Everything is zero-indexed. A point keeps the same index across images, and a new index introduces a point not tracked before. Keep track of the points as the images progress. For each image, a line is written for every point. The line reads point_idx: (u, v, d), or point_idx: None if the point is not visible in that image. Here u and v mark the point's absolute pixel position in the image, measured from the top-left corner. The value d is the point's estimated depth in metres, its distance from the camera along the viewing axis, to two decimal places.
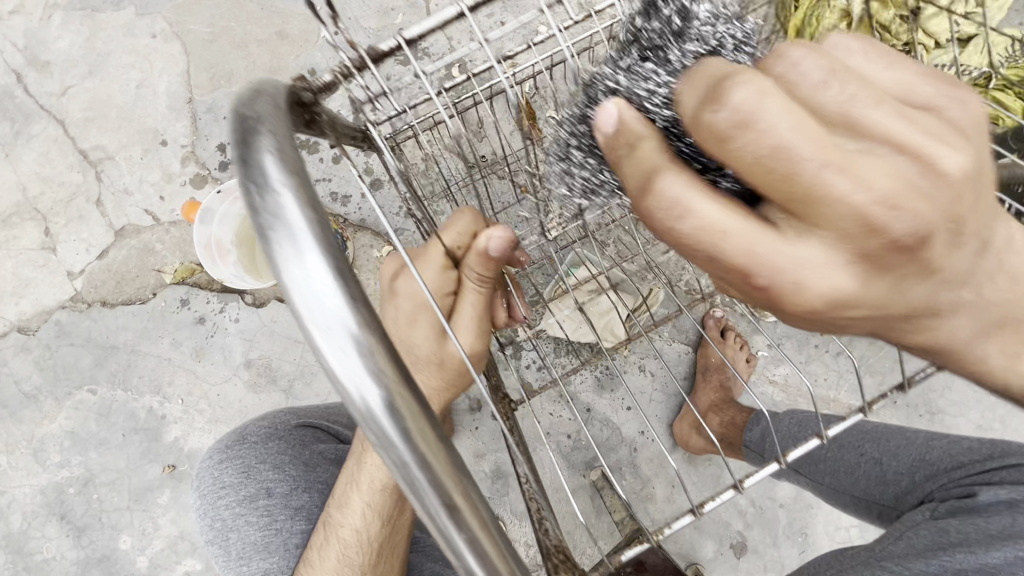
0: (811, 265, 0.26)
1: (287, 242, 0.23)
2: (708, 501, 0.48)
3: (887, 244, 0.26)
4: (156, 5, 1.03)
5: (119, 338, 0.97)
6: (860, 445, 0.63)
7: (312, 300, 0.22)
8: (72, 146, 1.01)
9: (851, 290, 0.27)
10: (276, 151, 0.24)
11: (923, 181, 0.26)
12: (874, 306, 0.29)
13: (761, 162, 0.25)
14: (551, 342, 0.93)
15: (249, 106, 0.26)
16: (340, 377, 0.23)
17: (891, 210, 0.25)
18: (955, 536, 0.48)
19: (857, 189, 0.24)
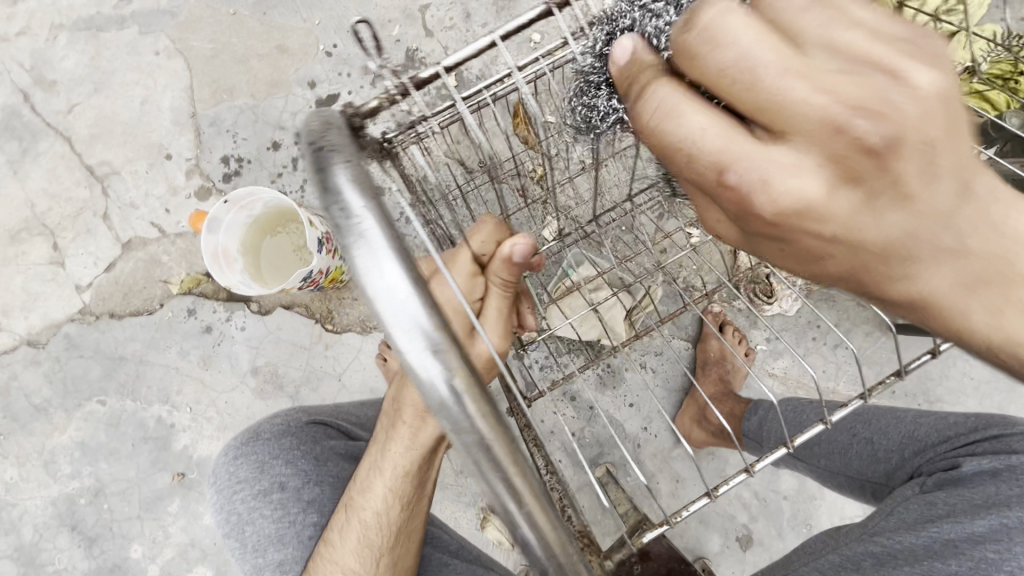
0: (777, 166, 0.27)
1: (368, 254, 0.27)
2: (723, 485, 0.51)
3: (854, 147, 0.27)
4: (158, 24, 1.06)
5: (128, 349, 0.99)
6: (852, 425, 0.64)
7: (388, 299, 0.26)
8: (79, 162, 1.03)
9: (817, 193, 0.27)
10: (355, 178, 0.28)
11: (897, 94, 0.27)
12: (840, 226, 0.28)
13: (731, 63, 0.27)
14: (554, 341, 0.95)
15: (324, 139, 0.31)
16: (414, 365, 0.26)
17: (851, 108, 0.26)
18: (942, 508, 0.51)
19: (818, 96, 0.26)
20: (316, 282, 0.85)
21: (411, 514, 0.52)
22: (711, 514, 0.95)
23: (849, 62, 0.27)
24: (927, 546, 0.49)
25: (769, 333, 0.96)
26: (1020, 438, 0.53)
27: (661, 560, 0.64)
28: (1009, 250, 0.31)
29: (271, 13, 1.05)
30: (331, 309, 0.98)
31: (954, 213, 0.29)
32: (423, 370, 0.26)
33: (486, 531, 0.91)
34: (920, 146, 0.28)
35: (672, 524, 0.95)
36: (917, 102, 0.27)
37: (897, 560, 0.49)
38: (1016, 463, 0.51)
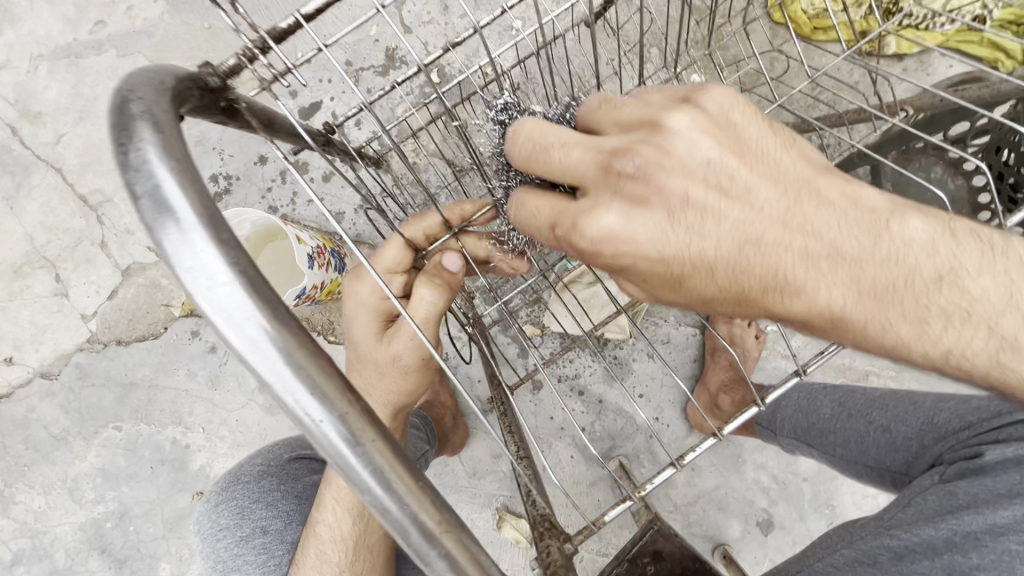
0: (592, 216, 0.38)
1: (176, 233, 0.24)
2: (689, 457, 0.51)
3: (631, 185, 0.38)
4: (135, 44, 1.05)
5: (137, 374, 1.00)
6: (867, 412, 0.63)
7: (193, 265, 0.24)
8: (72, 193, 1.03)
9: (623, 226, 0.38)
10: (158, 143, 0.26)
11: (663, 143, 0.39)
12: (655, 245, 0.38)
13: (537, 147, 0.40)
14: (556, 337, 0.96)
15: (129, 88, 0.28)
16: (235, 344, 0.25)
17: (621, 163, 0.38)
18: (963, 499, 0.49)
19: (589, 157, 0.39)
20: (312, 297, 0.84)
21: (365, 526, 0.54)
22: (729, 500, 0.93)
23: (620, 105, 0.41)
24: (947, 538, 0.47)
25: None
26: None
27: (674, 559, 0.63)
28: (875, 234, 0.37)
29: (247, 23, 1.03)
30: (332, 321, 0.98)
31: (779, 216, 0.37)
32: (243, 344, 0.25)
33: (505, 524, 0.93)
34: (704, 178, 0.38)
35: (689, 513, 0.93)
36: (684, 140, 0.39)
37: (917, 554, 0.48)
38: None
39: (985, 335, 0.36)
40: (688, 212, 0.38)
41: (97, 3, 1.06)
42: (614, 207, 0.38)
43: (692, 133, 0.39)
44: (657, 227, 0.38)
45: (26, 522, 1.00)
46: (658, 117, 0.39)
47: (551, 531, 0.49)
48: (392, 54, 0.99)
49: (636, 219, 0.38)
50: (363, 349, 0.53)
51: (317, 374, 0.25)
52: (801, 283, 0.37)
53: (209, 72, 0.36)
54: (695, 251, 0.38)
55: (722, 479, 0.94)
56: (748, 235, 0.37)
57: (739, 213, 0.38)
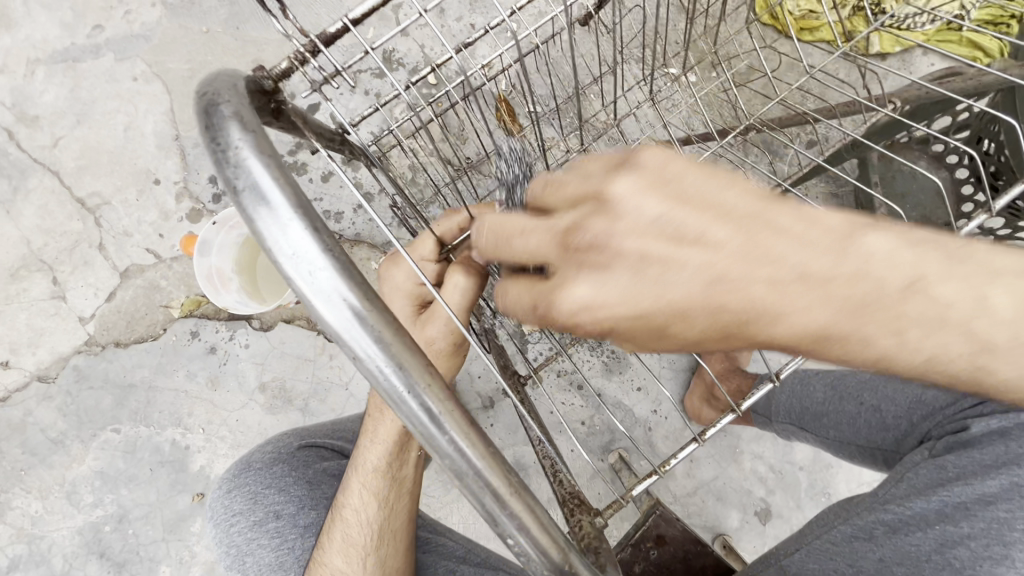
0: (565, 292, 0.35)
1: (269, 215, 0.25)
2: (709, 429, 0.51)
3: (586, 256, 0.35)
4: (133, 48, 1.06)
5: (136, 376, 1.00)
6: (859, 394, 0.65)
7: (291, 251, 0.25)
8: (69, 196, 1.04)
9: (596, 297, 0.35)
10: (246, 130, 0.27)
11: (619, 211, 0.36)
12: (629, 309, 0.35)
13: (497, 241, 0.38)
14: (556, 331, 0.96)
15: (209, 83, 0.29)
16: (329, 320, 0.26)
17: (581, 237, 0.36)
18: (953, 471, 0.51)
19: (545, 238, 0.36)
20: None
21: (390, 511, 0.55)
22: (727, 490, 0.95)
23: (565, 183, 0.39)
24: (939, 510, 0.49)
25: None
26: None
27: (677, 543, 0.64)
28: (851, 270, 0.33)
29: (244, 27, 1.05)
30: None
31: (744, 254, 0.34)
32: (341, 325, 0.25)
33: None
34: (656, 232, 0.35)
35: (689, 504, 0.94)
36: (633, 206, 0.36)
37: (910, 526, 0.49)
38: None
39: (982, 349, 0.34)
40: (653, 267, 0.35)
41: (95, 8, 1.07)
42: (584, 280, 0.35)
43: (637, 194, 0.36)
44: (628, 290, 0.35)
45: (23, 527, 0.99)
46: (601, 187, 0.37)
47: (584, 509, 0.50)
48: (389, 56, 1.01)
49: (605, 282, 0.35)
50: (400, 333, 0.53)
51: (402, 349, 0.26)
52: (783, 316, 0.34)
53: (264, 74, 0.38)
54: (671, 310, 0.35)
55: (720, 469, 0.95)
56: (715, 288, 0.34)
57: (702, 261, 0.35)
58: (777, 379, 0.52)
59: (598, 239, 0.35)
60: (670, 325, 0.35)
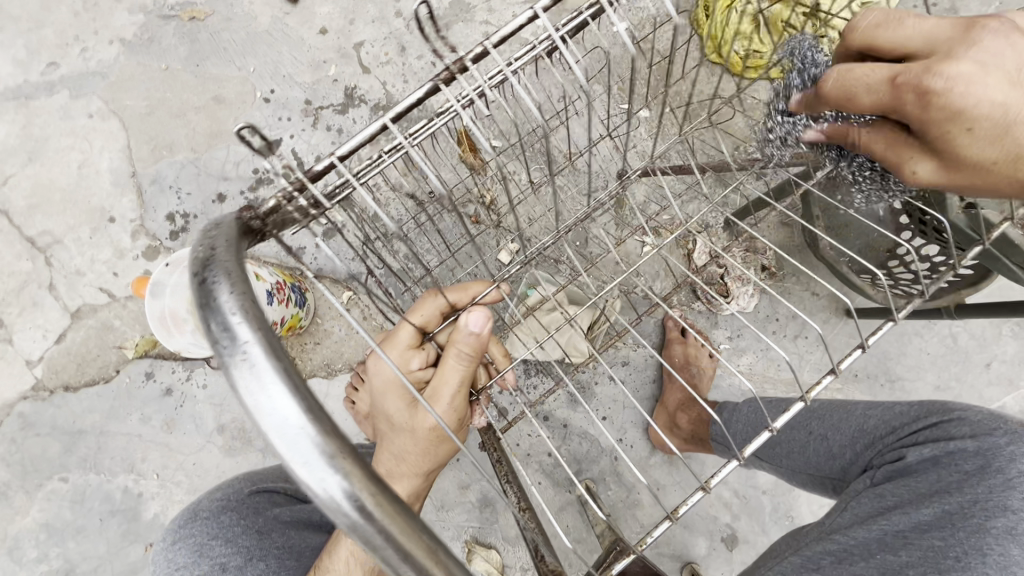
0: (974, 77, 0.37)
1: (257, 385, 0.26)
2: (681, 506, 0.50)
3: (986, 51, 0.37)
4: (90, 86, 1.04)
5: (86, 421, 0.96)
6: (807, 423, 0.67)
7: (271, 418, 0.25)
8: (18, 235, 1.00)
9: (981, 83, 0.36)
10: (236, 298, 0.28)
11: (995, 38, 0.37)
12: (997, 111, 0.37)
13: (885, 29, 0.39)
14: (520, 364, 0.98)
15: (206, 251, 0.30)
16: (310, 487, 0.25)
17: (982, 45, 0.37)
18: (890, 499, 0.54)
19: (941, 26, 0.38)
20: (273, 333, 0.85)
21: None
22: (694, 517, 0.96)
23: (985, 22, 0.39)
24: (881, 539, 0.51)
25: (730, 331, 0.99)
26: (955, 423, 0.55)
27: None
28: None
29: (205, 64, 1.05)
30: (293, 357, 0.97)
31: None
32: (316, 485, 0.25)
33: (475, 557, 0.93)
34: None
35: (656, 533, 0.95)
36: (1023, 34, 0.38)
37: (854, 556, 0.51)
38: (954, 449, 0.53)
39: None
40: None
41: (50, 45, 1.05)
42: (970, 61, 0.37)
43: (1008, 42, 0.38)
44: (1014, 84, 0.37)
45: None
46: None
47: None
48: (351, 93, 1.02)
49: (990, 66, 0.37)
50: (391, 418, 0.56)
51: (382, 506, 0.25)
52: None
53: (251, 213, 0.38)
54: (1020, 109, 0.37)
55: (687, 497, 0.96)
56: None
57: None
58: (741, 455, 0.50)
59: (1007, 41, 0.38)
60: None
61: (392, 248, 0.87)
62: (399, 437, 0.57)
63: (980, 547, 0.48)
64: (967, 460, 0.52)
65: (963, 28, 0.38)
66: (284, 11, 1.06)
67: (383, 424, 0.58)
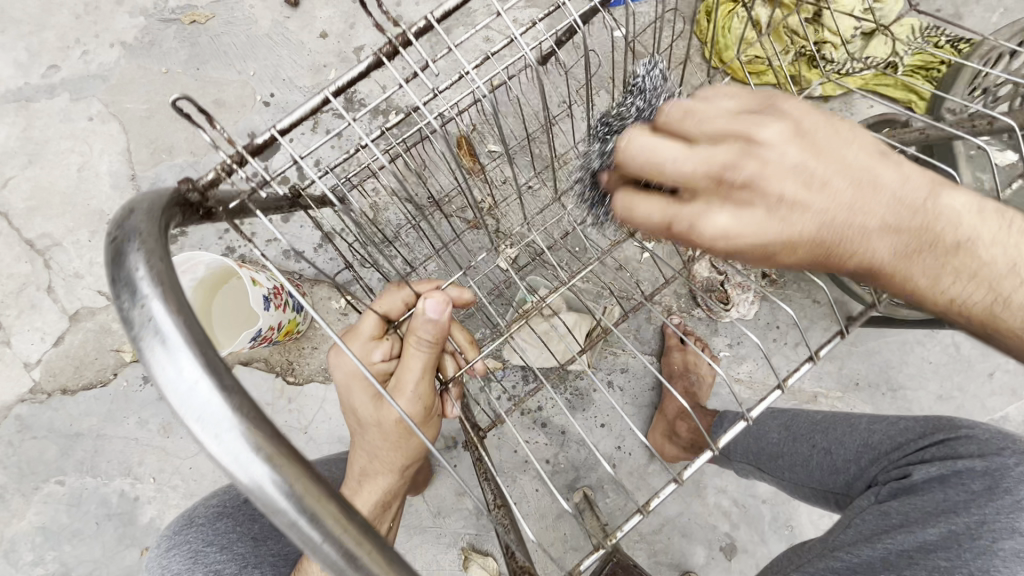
0: (724, 224, 0.36)
1: (164, 353, 0.26)
2: (652, 499, 0.50)
3: (736, 181, 0.36)
4: (90, 89, 1.05)
5: (83, 424, 0.96)
6: (810, 436, 0.66)
7: (183, 392, 0.26)
8: (17, 238, 1.00)
9: (732, 223, 0.36)
10: (148, 265, 0.28)
11: (757, 147, 0.36)
12: (761, 237, 0.36)
13: (637, 152, 0.36)
14: (518, 370, 0.98)
15: (122, 223, 0.30)
16: (216, 454, 0.26)
17: (731, 167, 0.36)
18: (896, 518, 0.53)
19: (695, 164, 0.36)
20: (269, 338, 0.85)
21: None
22: (693, 526, 0.95)
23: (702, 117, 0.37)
24: (884, 558, 0.51)
25: (730, 338, 0.98)
26: (963, 441, 0.54)
27: None
28: (925, 215, 0.36)
29: (205, 68, 1.05)
30: (291, 361, 0.97)
31: (855, 204, 0.35)
32: (229, 458, 0.26)
33: (472, 564, 0.92)
34: (790, 170, 0.35)
35: (654, 541, 0.95)
36: (784, 142, 0.36)
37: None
38: (962, 468, 0.53)
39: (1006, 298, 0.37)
40: (787, 206, 0.35)
41: (51, 48, 1.06)
42: (723, 208, 0.36)
43: (786, 138, 0.36)
44: (761, 225, 0.35)
45: None
46: (751, 127, 0.36)
47: None
48: (351, 97, 1.02)
49: (745, 214, 0.36)
50: (358, 414, 0.56)
51: (288, 471, 0.26)
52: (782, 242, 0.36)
53: (190, 186, 0.37)
54: (770, 226, 0.35)
55: (686, 506, 0.95)
56: (831, 219, 0.35)
57: (825, 202, 0.35)
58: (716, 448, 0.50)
59: (739, 167, 0.35)
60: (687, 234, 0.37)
61: (390, 253, 0.87)
62: (367, 432, 0.56)
63: (986, 568, 0.47)
64: (974, 479, 0.52)
65: (704, 168, 0.36)
66: (284, 15, 1.06)
67: (353, 420, 0.58)
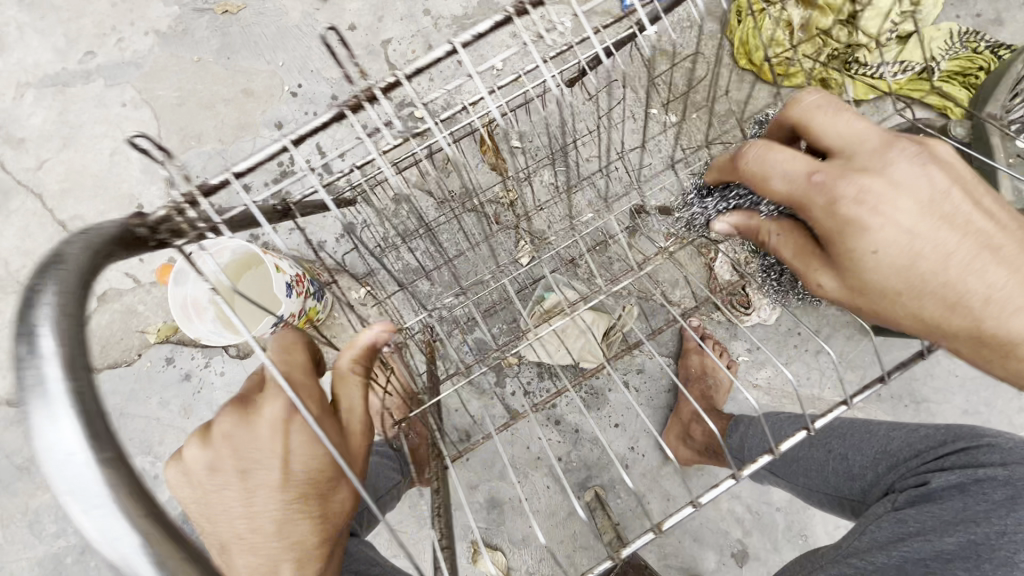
0: (880, 197, 0.40)
1: (41, 411, 0.25)
2: (668, 517, 0.46)
3: (886, 168, 0.41)
4: (125, 75, 1.07)
5: (108, 402, 0.98)
6: (826, 441, 0.65)
7: (57, 444, 0.24)
8: (51, 218, 1.03)
9: (885, 196, 0.40)
10: (53, 305, 0.26)
11: (917, 147, 0.41)
12: (902, 226, 0.40)
13: (808, 114, 0.43)
14: (534, 367, 0.98)
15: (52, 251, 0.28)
16: (97, 545, 0.24)
17: (896, 154, 0.41)
18: (913, 526, 0.52)
19: (864, 137, 0.41)
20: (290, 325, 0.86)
21: None
22: (704, 531, 0.94)
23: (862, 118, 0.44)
24: (899, 565, 0.49)
25: (749, 343, 0.97)
26: (985, 450, 0.53)
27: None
28: None
29: (235, 57, 1.06)
30: None
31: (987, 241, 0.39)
32: (102, 537, 0.24)
33: (480, 558, 0.92)
34: (946, 188, 0.40)
35: (664, 544, 0.94)
36: (949, 159, 0.41)
37: None
38: (982, 477, 0.51)
39: None
40: (940, 213, 0.40)
41: (88, 35, 1.08)
42: (877, 183, 0.40)
43: (950, 159, 0.42)
44: (914, 213, 0.40)
45: None
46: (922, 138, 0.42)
47: None
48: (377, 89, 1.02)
49: (897, 193, 0.40)
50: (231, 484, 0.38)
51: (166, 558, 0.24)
52: (931, 240, 0.40)
53: (138, 222, 0.35)
54: (916, 219, 0.40)
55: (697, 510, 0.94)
56: (978, 241, 0.39)
57: (954, 228, 0.40)
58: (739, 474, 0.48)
59: (911, 154, 0.41)
60: (827, 186, 0.41)
61: (411, 247, 0.88)
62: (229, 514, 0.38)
63: None
64: (995, 489, 0.50)
65: (883, 142, 0.41)
66: (315, 6, 1.07)
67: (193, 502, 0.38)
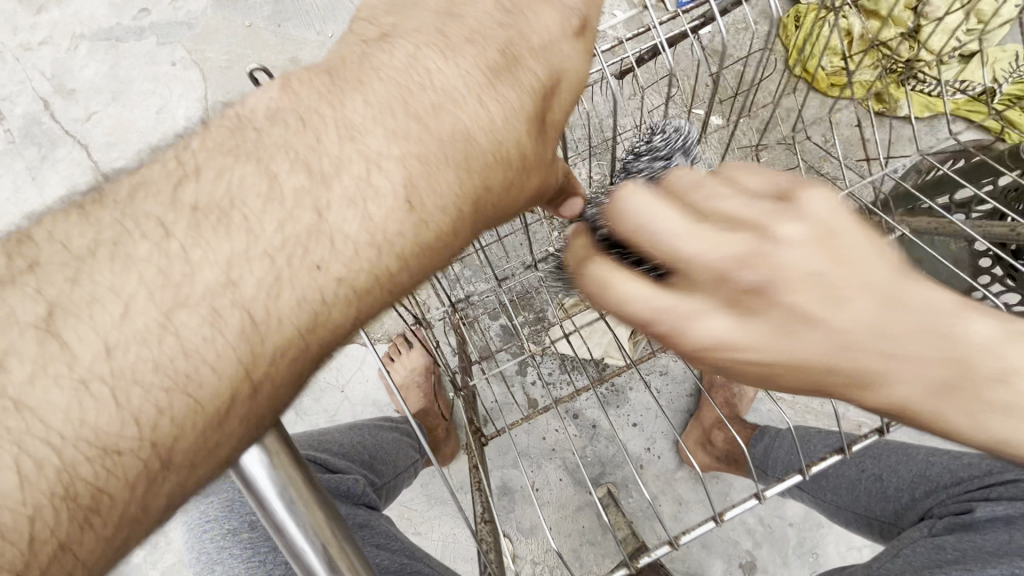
0: (677, 305, 0.31)
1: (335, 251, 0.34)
2: (730, 509, 0.50)
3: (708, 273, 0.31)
4: (177, 35, 1.08)
5: None
6: (860, 460, 0.64)
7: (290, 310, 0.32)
8: (95, 170, 1.05)
9: (647, 300, 0.31)
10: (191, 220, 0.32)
11: (775, 242, 0.30)
12: (804, 329, 0.30)
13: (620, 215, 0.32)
14: (557, 358, 0.97)
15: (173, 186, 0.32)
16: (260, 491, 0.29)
17: (731, 256, 0.30)
18: (951, 553, 0.49)
19: (686, 240, 0.31)
20: None
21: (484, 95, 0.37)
22: (714, 539, 0.93)
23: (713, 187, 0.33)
24: None
25: None
26: None
27: None
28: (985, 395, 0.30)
29: (286, 26, 1.07)
30: None
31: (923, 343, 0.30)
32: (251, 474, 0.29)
33: None
34: (808, 280, 0.29)
35: (673, 548, 0.93)
36: (807, 245, 0.30)
37: None
38: None
39: None
40: (785, 317, 0.30)
41: None
42: (647, 289, 0.31)
43: (798, 242, 0.30)
44: (725, 317, 0.30)
45: None
46: (765, 215, 0.31)
47: None
48: None
49: (691, 297, 0.31)
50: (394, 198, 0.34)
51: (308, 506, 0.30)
52: (823, 320, 0.30)
53: None
54: (745, 290, 0.30)
55: None
56: (892, 314, 0.30)
57: (890, 322, 0.30)
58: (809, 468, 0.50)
59: (732, 263, 0.30)
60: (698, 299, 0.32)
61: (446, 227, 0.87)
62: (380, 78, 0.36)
63: None
64: None
65: (704, 248, 0.30)
66: None
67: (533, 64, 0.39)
